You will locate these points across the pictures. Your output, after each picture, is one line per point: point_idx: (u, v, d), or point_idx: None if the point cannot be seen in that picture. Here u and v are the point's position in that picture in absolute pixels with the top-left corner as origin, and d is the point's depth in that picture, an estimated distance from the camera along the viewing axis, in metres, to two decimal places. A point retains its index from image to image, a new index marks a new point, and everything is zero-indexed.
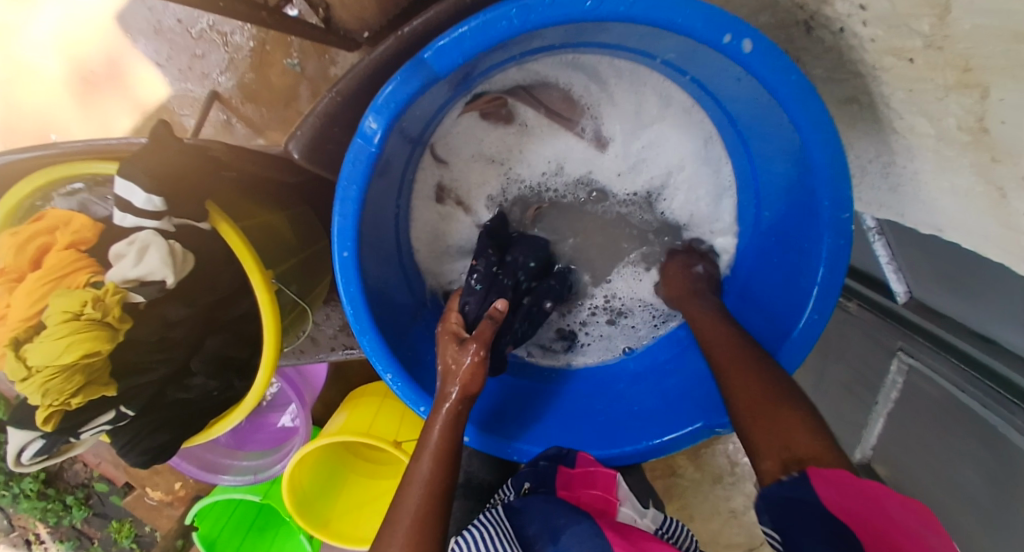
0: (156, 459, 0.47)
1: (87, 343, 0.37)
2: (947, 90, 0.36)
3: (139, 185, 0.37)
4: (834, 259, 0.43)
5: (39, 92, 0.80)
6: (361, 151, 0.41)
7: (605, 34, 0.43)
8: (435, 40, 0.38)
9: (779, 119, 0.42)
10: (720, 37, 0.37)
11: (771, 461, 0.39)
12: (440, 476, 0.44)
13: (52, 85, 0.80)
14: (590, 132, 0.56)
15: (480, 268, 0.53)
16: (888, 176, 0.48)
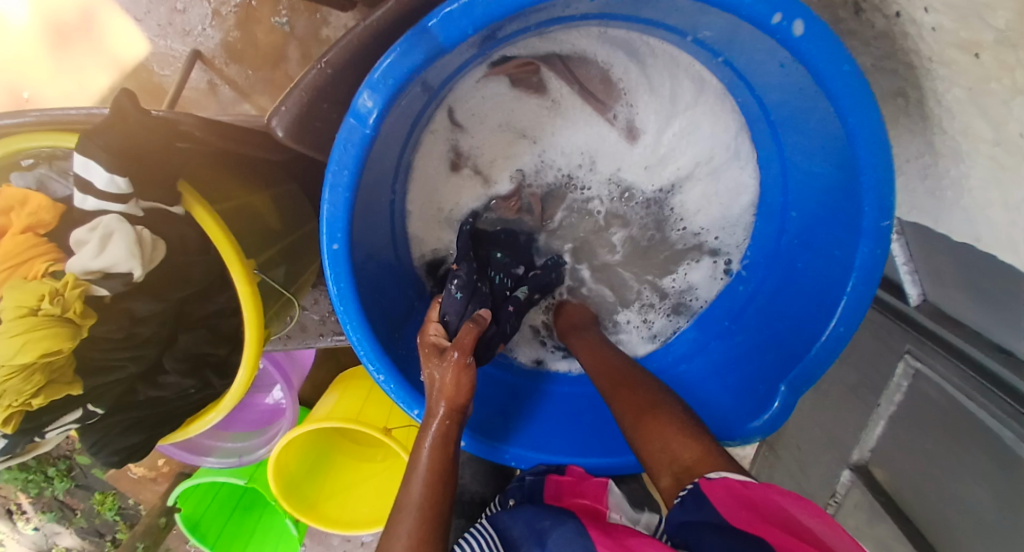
0: (127, 459, 0.44)
1: (45, 342, 0.33)
2: (1014, 93, 0.32)
3: (98, 162, 0.33)
4: (865, 272, 0.40)
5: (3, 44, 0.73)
6: (353, 132, 0.36)
7: (656, 9, 0.39)
8: (441, 7, 0.33)
9: (824, 113, 0.38)
10: (770, 18, 0.32)
11: (666, 478, 0.40)
12: (434, 488, 0.41)
13: (18, 37, 0.73)
14: (622, 121, 0.52)
15: (460, 274, 0.49)
16: (927, 179, 0.45)
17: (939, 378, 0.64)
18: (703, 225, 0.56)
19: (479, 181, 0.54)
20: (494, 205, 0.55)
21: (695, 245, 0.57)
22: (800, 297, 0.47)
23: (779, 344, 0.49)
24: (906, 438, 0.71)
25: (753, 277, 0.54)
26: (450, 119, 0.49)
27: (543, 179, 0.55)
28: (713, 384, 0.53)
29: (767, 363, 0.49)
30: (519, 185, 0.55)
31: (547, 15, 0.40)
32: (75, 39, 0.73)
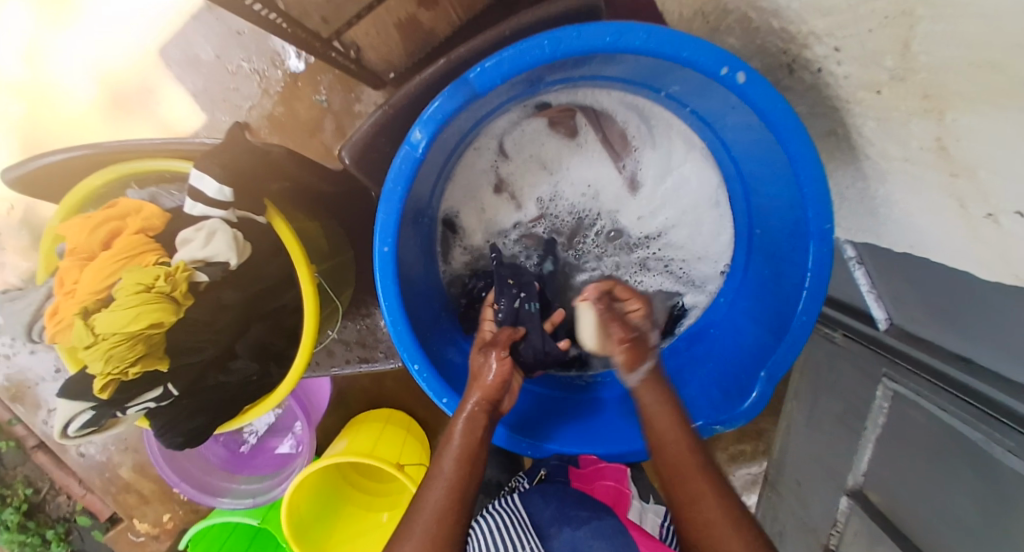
0: (191, 442, 0.50)
1: (155, 314, 0.40)
2: (910, 116, 0.43)
3: (212, 176, 0.42)
4: (820, 269, 0.48)
5: (72, 113, 0.86)
6: (407, 156, 0.46)
7: (670, 78, 0.50)
8: (479, 63, 0.44)
9: (769, 143, 0.49)
10: (720, 70, 0.44)
11: None
12: (463, 463, 0.48)
13: (84, 107, 0.86)
14: (628, 171, 0.62)
15: (503, 305, 0.58)
16: (866, 200, 0.55)
17: (915, 396, 0.72)
18: (688, 256, 0.65)
19: (495, 207, 0.63)
20: (527, 228, 0.64)
21: (677, 273, 0.66)
22: (767, 302, 0.56)
23: (754, 344, 0.56)
24: (894, 459, 0.76)
25: (726, 294, 0.63)
26: (499, 150, 0.60)
27: (556, 212, 0.63)
28: (703, 382, 0.60)
29: (741, 360, 0.57)
30: (544, 209, 0.63)
31: (589, 72, 0.52)
32: (130, 105, 0.86)
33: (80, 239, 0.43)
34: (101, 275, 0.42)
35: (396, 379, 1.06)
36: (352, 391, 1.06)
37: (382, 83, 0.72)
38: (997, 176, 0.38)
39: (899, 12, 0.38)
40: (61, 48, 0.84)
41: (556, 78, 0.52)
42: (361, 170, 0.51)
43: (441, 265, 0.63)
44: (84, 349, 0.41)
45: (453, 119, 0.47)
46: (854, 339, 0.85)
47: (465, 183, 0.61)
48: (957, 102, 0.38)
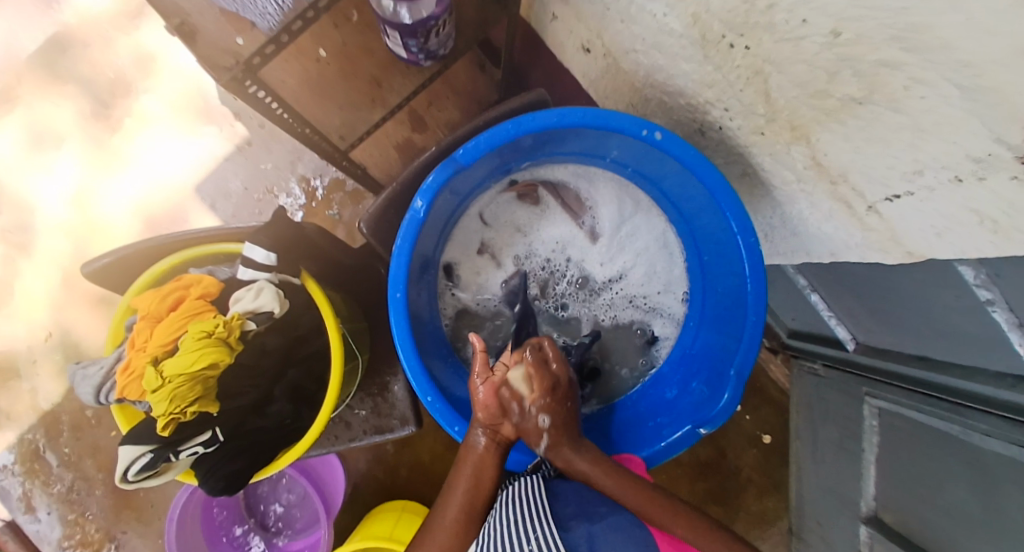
0: (228, 490, 0.55)
1: (214, 354, 0.49)
2: (788, 145, 0.57)
3: (261, 246, 0.54)
4: (756, 278, 0.60)
5: (115, 240, 1.06)
6: (411, 218, 0.59)
7: (608, 143, 0.64)
8: (463, 145, 0.59)
9: (691, 182, 0.63)
10: (640, 131, 0.59)
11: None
12: (476, 483, 0.58)
13: (127, 235, 1.06)
14: (588, 227, 0.75)
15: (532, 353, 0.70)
16: (788, 224, 0.68)
17: (895, 406, 0.79)
18: (652, 291, 0.76)
19: (483, 269, 0.76)
20: (507, 280, 0.76)
21: (643, 305, 0.76)
22: (727, 317, 0.66)
23: (722, 350, 0.66)
24: (892, 474, 0.79)
25: (693, 315, 0.73)
26: (480, 219, 0.74)
27: (530, 265, 0.76)
28: (688, 395, 0.69)
29: (714, 364, 0.67)
30: (520, 264, 0.76)
31: (546, 150, 0.67)
32: (166, 227, 1.07)
33: (153, 304, 0.52)
34: (169, 331, 0.51)
35: (409, 466, 1.08)
36: (366, 484, 1.08)
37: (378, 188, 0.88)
38: (863, 174, 0.51)
39: (754, 74, 0.53)
40: (110, 191, 1.06)
41: (520, 156, 0.67)
42: (375, 236, 0.64)
43: (441, 316, 0.74)
44: (153, 392, 0.48)
45: (445, 187, 0.61)
46: (835, 366, 0.94)
47: (453, 249, 0.74)
48: (815, 126, 0.51)
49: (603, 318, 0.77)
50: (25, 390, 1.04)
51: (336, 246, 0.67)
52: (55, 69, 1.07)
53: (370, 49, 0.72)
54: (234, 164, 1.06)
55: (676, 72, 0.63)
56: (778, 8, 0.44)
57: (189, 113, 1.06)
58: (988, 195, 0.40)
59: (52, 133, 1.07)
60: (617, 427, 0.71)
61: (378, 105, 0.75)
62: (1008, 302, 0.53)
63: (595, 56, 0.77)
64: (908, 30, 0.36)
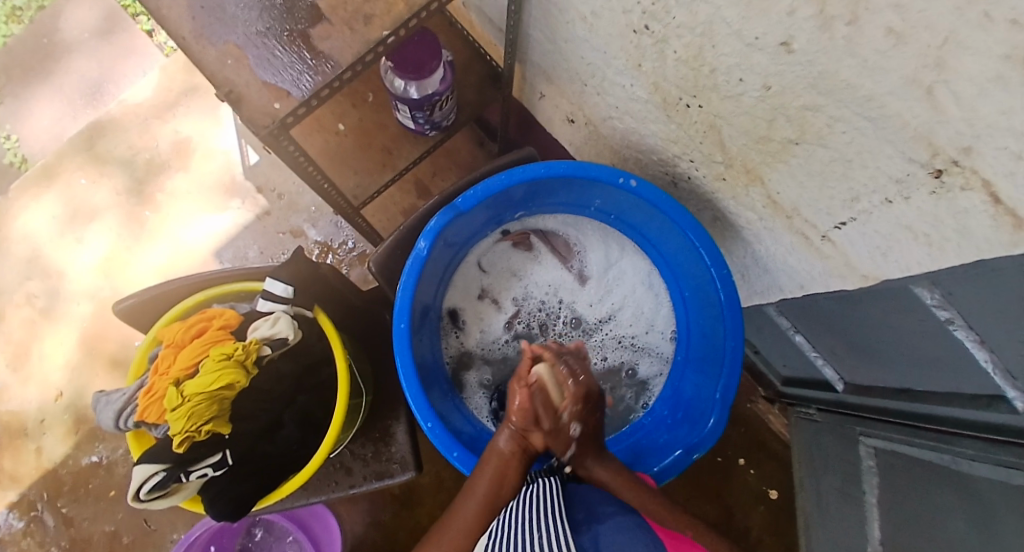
0: (234, 516, 0.57)
1: (232, 375, 0.54)
2: (747, 187, 0.65)
3: (280, 279, 0.60)
4: (731, 305, 0.66)
5: None
6: (416, 257, 0.66)
7: (592, 191, 0.73)
8: (463, 193, 0.67)
9: (667, 225, 0.70)
10: (618, 179, 0.67)
11: None
12: (487, 501, 0.59)
13: None
14: (578, 270, 0.81)
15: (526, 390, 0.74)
16: (760, 261, 0.75)
17: (887, 442, 0.80)
18: (641, 332, 0.80)
19: (481, 313, 0.81)
20: (508, 322, 0.81)
21: (632, 347, 0.81)
22: (714, 348, 0.71)
23: (708, 382, 0.71)
24: (894, 514, 0.78)
25: (683, 350, 0.78)
26: (477, 266, 0.80)
27: (527, 307, 0.82)
28: (680, 426, 0.73)
29: (703, 394, 0.71)
30: (519, 305, 0.82)
31: (537, 200, 0.75)
32: None
33: (178, 334, 0.58)
34: (191, 356, 0.56)
35: (409, 528, 1.06)
36: (365, 549, 1.05)
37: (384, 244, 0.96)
38: (811, 207, 0.58)
39: (709, 128, 0.62)
40: (137, 259, 1.15)
41: (514, 206, 0.75)
42: (382, 276, 0.70)
43: (443, 352, 0.79)
44: (173, 409, 0.52)
45: (446, 230, 0.69)
46: (828, 410, 0.96)
47: (454, 295, 0.80)
48: (765, 168, 0.60)
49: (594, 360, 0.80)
50: (30, 450, 1.05)
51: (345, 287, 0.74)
52: (97, 152, 1.19)
53: (383, 125, 0.84)
54: (252, 233, 1.16)
55: (646, 132, 0.73)
56: (719, 71, 0.53)
57: (216, 188, 1.17)
58: (916, 211, 0.47)
59: (88, 209, 1.17)
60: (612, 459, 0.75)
61: (389, 169, 0.83)
62: (967, 320, 0.56)
63: (578, 126, 0.88)
64: (821, 77, 0.44)
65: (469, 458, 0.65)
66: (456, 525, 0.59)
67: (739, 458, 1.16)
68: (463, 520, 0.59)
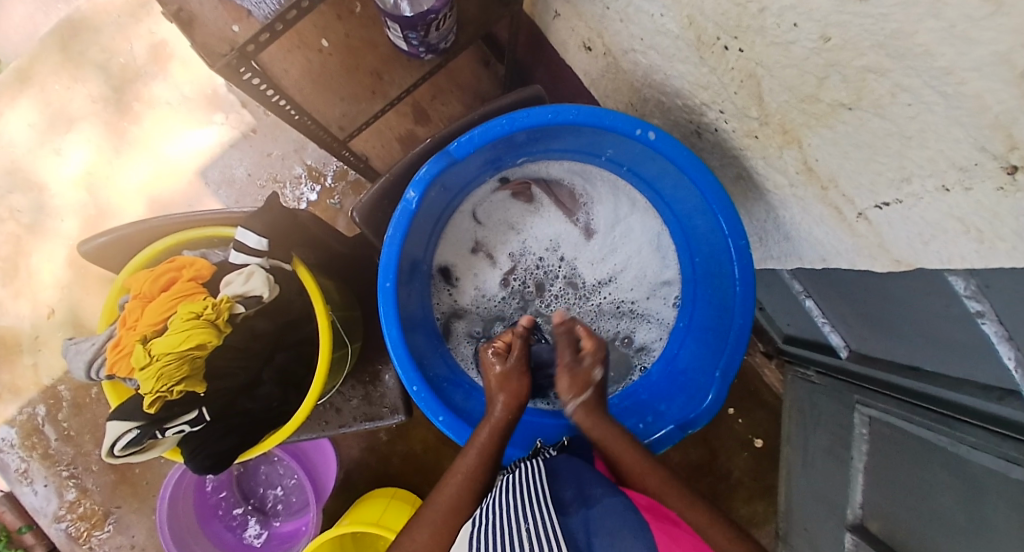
0: (215, 468, 0.56)
1: (203, 335, 0.50)
2: (781, 148, 0.57)
3: (254, 231, 0.56)
4: (744, 281, 0.63)
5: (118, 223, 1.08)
6: (404, 209, 0.60)
7: (602, 140, 0.66)
8: (457, 138, 0.60)
9: (684, 183, 0.63)
10: (635, 131, 0.59)
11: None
12: (473, 477, 0.57)
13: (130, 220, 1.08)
14: (582, 223, 0.77)
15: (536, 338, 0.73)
16: (781, 228, 0.70)
17: (882, 413, 0.78)
18: (642, 298, 0.78)
19: (477, 266, 0.78)
20: (503, 279, 0.78)
21: (631, 312, 0.78)
22: (719, 318, 0.68)
23: (708, 353, 0.69)
24: (881, 485, 0.78)
25: (684, 317, 0.75)
26: (473, 216, 0.76)
27: (524, 264, 0.78)
28: (678, 395, 0.71)
29: (703, 364, 0.69)
30: (515, 261, 0.78)
31: (542, 146, 0.69)
32: (166, 207, 1.08)
33: (146, 284, 0.53)
34: (159, 311, 0.52)
35: (401, 457, 1.09)
36: (358, 473, 1.09)
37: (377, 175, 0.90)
38: (852, 180, 0.51)
39: (747, 76, 0.53)
40: (118, 174, 1.08)
41: (515, 152, 0.69)
42: (367, 223, 0.65)
43: (435, 308, 0.76)
44: (140, 368, 0.50)
45: (438, 179, 0.63)
46: (826, 372, 0.95)
47: (447, 248, 0.76)
48: (806, 130, 0.52)
49: (591, 323, 0.78)
50: (27, 364, 1.06)
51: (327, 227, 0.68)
52: (70, 54, 1.09)
53: (373, 43, 0.73)
54: (238, 151, 1.08)
55: (673, 72, 0.63)
56: (770, 11, 0.44)
57: (198, 100, 1.08)
58: (972, 204, 0.39)
59: (65, 116, 1.09)
60: None
61: (379, 98, 0.75)
62: (998, 314, 0.50)
63: (596, 55, 0.77)
64: (892, 37, 0.35)
65: (455, 421, 0.63)
66: (444, 503, 0.56)
67: (729, 406, 1.17)
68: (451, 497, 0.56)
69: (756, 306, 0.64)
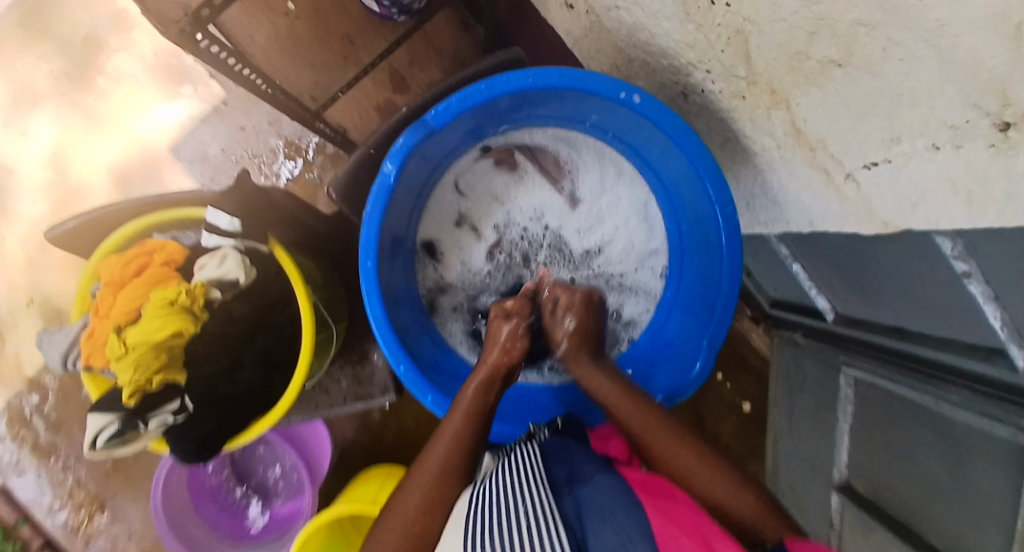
0: (202, 456, 0.56)
1: (180, 322, 0.50)
2: (769, 109, 0.56)
3: (225, 213, 0.54)
4: (732, 247, 0.62)
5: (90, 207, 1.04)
6: (382, 183, 0.58)
7: (586, 104, 0.63)
8: (434, 106, 0.57)
9: (670, 148, 0.62)
10: (619, 94, 0.57)
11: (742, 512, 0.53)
12: (461, 437, 0.57)
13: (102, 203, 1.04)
14: (568, 191, 0.75)
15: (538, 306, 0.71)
16: (769, 193, 0.69)
17: (867, 375, 0.79)
18: (629, 269, 0.77)
19: (461, 240, 0.76)
20: (489, 252, 0.77)
21: (620, 284, 0.77)
22: (707, 285, 0.68)
23: (696, 321, 0.69)
24: (869, 445, 0.79)
25: (672, 287, 0.75)
26: (455, 188, 0.74)
27: (510, 236, 0.76)
28: (667, 366, 0.71)
29: (691, 333, 0.69)
30: (500, 233, 0.76)
31: (524, 113, 0.67)
32: (138, 188, 1.04)
33: (115, 271, 0.51)
34: (131, 299, 0.50)
35: (394, 433, 1.09)
36: (351, 450, 1.09)
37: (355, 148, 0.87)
38: (841, 142, 0.49)
39: (734, 33, 0.51)
40: (86, 155, 1.04)
41: (496, 120, 0.67)
42: (344, 200, 0.63)
43: (420, 285, 0.75)
44: (116, 359, 0.48)
45: (417, 150, 0.60)
46: (812, 335, 0.95)
47: (430, 222, 0.74)
48: (794, 90, 0.50)
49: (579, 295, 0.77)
50: (8, 355, 1.04)
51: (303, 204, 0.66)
52: (24, 28, 1.03)
53: (343, 6, 0.71)
54: (210, 126, 1.04)
55: (658, 30, 0.61)
56: None
57: (164, 74, 1.03)
58: (965, 164, 0.38)
59: (25, 96, 1.03)
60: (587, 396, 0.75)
61: (352, 64, 0.73)
62: (986, 274, 0.50)
63: (578, 13, 0.74)
64: None
65: (444, 400, 0.63)
66: (434, 463, 0.55)
67: (717, 371, 1.18)
68: (441, 456, 0.55)
69: (743, 273, 0.63)
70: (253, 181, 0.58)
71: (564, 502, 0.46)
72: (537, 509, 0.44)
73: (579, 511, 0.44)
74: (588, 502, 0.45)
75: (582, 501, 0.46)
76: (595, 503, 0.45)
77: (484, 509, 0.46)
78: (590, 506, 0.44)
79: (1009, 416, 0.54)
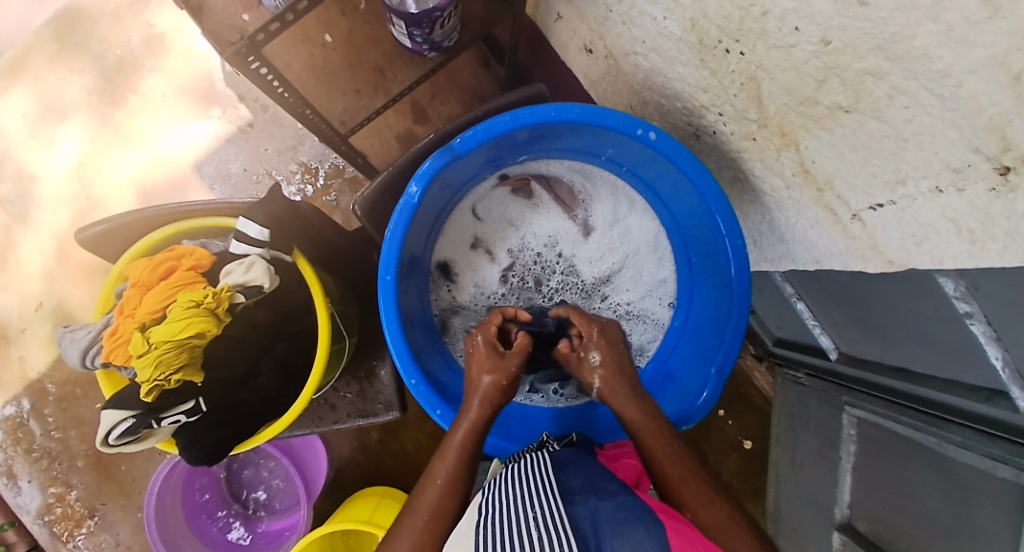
0: (208, 460, 0.56)
1: (203, 323, 0.50)
2: (779, 151, 0.59)
3: (256, 222, 0.56)
4: (740, 280, 0.64)
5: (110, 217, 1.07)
6: (406, 203, 0.60)
7: (603, 139, 0.66)
8: (460, 134, 0.60)
9: (683, 183, 0.64)
10: (636, 130, 0.60)
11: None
12: (453, 479, 0.57)
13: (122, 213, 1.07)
14: (581, 220, 0.78)
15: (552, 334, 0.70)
16: (776, 231, 0.71)
17: (870, 414, 0.79)
18: (639, 299, 0.78)
19: (476, 262, 0.78)
20: (503, 274, 0.78)
21: (628, 314, 0.79)
22: (716, 315, 0.69)
23: (704, 351, 0.70)
24: (872, 485, 0.78)
25: (681, 316, 0.76)
26: (472, 213, 0.77)
27: (523, 260, 0.78)
28: (675, 393, 0.72)
29: (699, 362, 0.70)
30: (514, 257, 0.78)
31: (543, 144, 0.70)
32: (159, 200, 1.07)
33: (144, 273, 0.53)
34: (157, 300, 0.51)
35: (392, 456, 1.08)
36: (348, 471, 1.08)
37: (374, 171, 0.90)
38: (848, 183, 0.52)
39: (748, 79, 0.54)
40: (111, 168, 1.07)
41: (516, 150, 0.70)
42: (368, 218, 0.65)
43: (433, 304, 0.77)
44: (138, 356, 0.49)
45: (440, 174, 0.63)
46: (815, 375, 0.96)
47: (447, 243, 0.77)
48: (804, 133, 0.53)
49: None
50: (12, 358, 1.04)
51: (326, 218, 0.68)
52: (65, 46, 1.07)
53: (376, 39, 0.74)
54: (234, 146, 1.07)
55: (673, 75, 0.65)
56: (772, 14, 0.45)
57: (195, 95, 1.07)
58: (965, 205, 0.40)
59: (59, 108, 1.07)
60: (586, 418, 0.76)
61: (381, 93, 0.74)
62: (986, 316, 0.52)
63: (596, 57, 0.78)
64: (891, 40, 0.37)
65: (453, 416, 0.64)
66: (424, 510, 0.55)
67: (719, 409, 1.18)
68: (436, 491, 0.57)
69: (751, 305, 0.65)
70: (283, 195, 0.61)
71: (577, 513, 0.46)
72: (548, 517, 0.44)
73: (593, 522, 0.44)
74: (602, 516, 0.45)
75: (596, 512, 0.46)
76: (610, 516, 0.45)
77: (495, 515, 0.46)
78: (603, 518, 0.44)
79: (1010, 457, 0.54)
